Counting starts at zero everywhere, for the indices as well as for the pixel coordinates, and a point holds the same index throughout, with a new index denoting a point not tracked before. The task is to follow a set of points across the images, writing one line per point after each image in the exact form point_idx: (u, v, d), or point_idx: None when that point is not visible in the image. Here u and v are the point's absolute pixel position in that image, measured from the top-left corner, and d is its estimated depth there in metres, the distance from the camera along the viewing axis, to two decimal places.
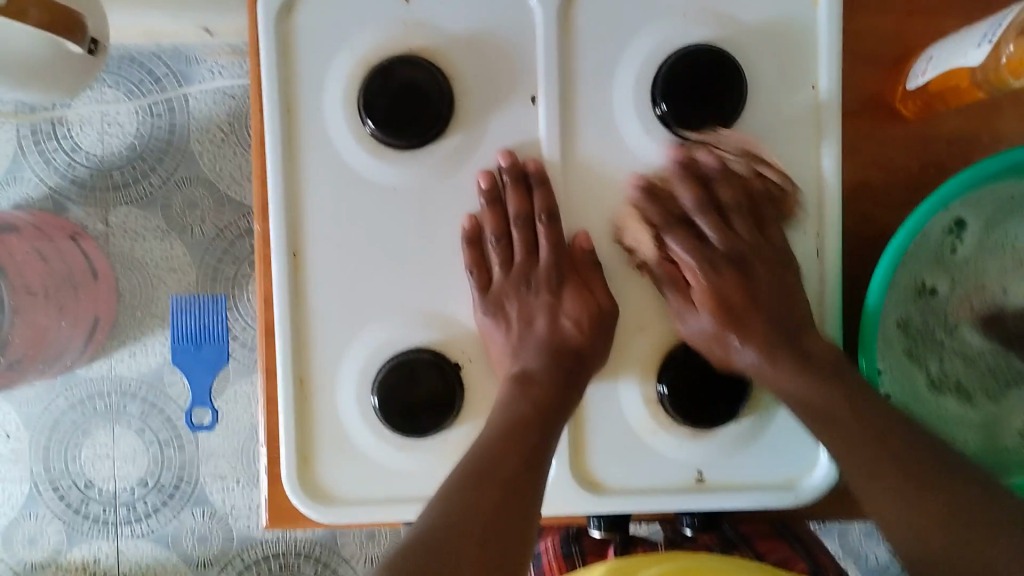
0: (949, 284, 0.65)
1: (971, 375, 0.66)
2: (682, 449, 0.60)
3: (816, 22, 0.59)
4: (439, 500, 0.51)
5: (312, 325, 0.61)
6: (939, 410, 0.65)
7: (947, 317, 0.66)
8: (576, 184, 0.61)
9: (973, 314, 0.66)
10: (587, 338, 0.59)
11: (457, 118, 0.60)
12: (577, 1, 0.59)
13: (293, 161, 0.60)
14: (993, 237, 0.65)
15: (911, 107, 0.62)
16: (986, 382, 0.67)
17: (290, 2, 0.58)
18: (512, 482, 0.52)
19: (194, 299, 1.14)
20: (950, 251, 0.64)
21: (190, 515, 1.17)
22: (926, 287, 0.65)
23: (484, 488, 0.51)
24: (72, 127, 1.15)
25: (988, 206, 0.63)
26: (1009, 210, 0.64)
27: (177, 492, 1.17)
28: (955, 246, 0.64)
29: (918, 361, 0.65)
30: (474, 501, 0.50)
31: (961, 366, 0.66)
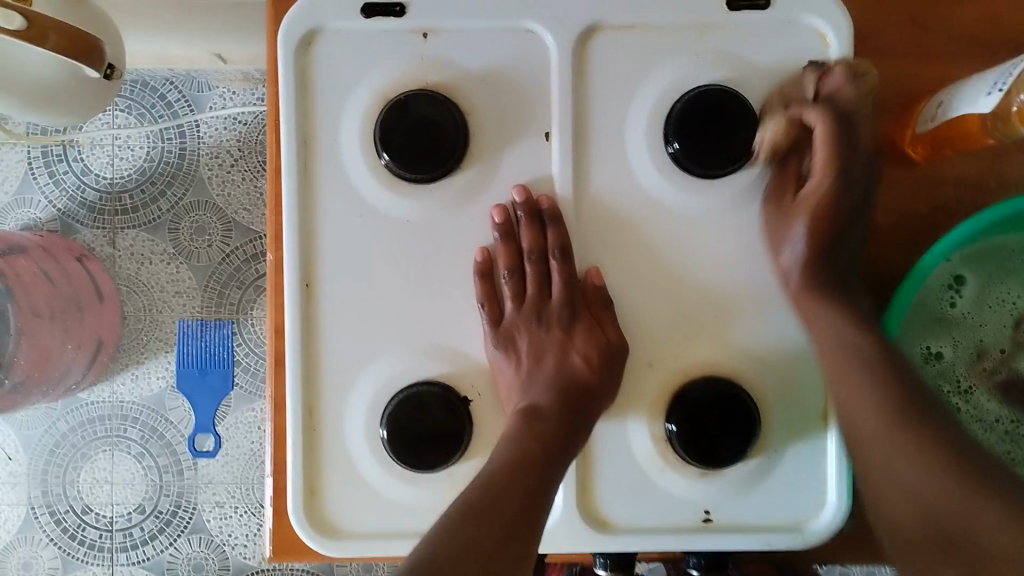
0: (952, 347, 0.64)
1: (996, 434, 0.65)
2: (689, 488, 0.60)
3: None
4: (434, 534, 0.51)
5: (322, 355, 0.61)
6: None
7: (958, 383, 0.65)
8: (588, 221, 0.61)
9: (987, 378, 0.65)
10: (596, 375, 0.59)
11: (473, 152, 0.60)
12: (593, 40, 0.60)
13: (308, 191, 0.60)
14: (994, 295, 0.64)
15: (922, 151, 0.63)
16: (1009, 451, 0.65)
17: (310, 35, 0.59)
18: (514, 520, 0.52)
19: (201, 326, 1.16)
20: (949, 309, 0.64)
21: (187, 542, 1.16)
22: (931, 352, 0.64)
23: (481, 525, 0.51)
24: (83, 150, 1.15)
25: (985, 262, 0.63)
26: (1008, 267, 0.64)
27: (174, 519, 1.16)
28: (954, 304, 0.64)
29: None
30: (470, 541, 0.50)
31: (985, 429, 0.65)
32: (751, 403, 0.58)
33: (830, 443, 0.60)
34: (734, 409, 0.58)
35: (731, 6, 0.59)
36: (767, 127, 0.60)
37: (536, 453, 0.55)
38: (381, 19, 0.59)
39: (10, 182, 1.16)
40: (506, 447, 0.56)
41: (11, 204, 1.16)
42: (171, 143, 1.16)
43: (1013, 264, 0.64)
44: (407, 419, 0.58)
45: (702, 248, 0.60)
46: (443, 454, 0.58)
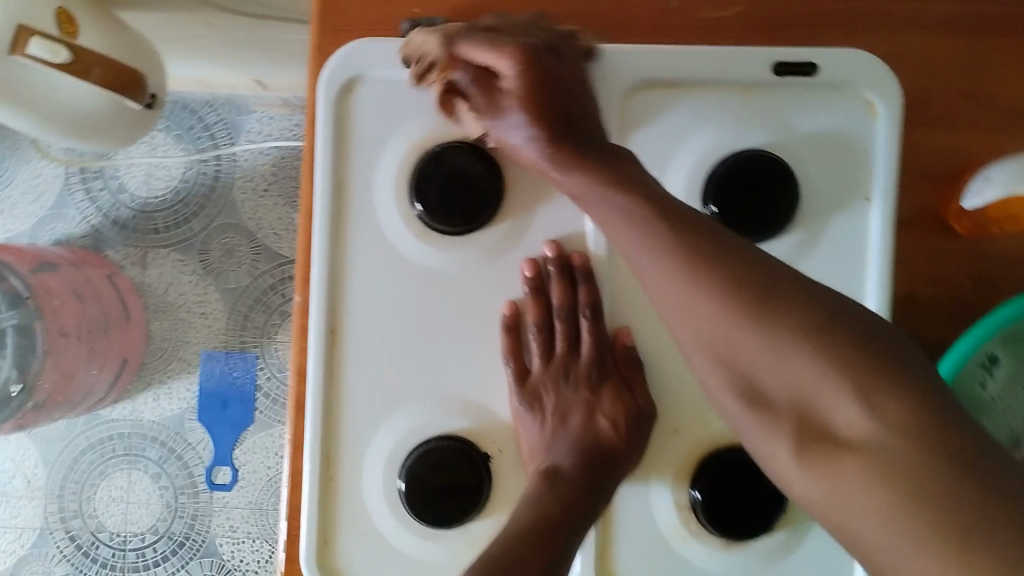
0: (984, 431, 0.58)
1: None
2: (712, 560, 0.58)
3: (874, 135, 0.58)
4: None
5: (345, 402, 0.60)
6: None
7: None
8: (622, 281, 0.60)
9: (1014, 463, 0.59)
10: (622, 440, 0.57)
11: (507, 205, 0.59)
12: (635, 96, 0.59)
13: (340, 237, 0.59)
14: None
15: (965, 225, 0.60)
16: None
17: (350, 80, 0.59)
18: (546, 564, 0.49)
19: (226, 356, 1.15)
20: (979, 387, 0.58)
21: (198, 566, 1.15)
22: None
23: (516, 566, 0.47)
24: (120, 168, 1.17)
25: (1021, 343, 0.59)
26: None
27: (186, 542, 1.15)
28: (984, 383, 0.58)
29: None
30: None
31: None
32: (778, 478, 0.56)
33: None
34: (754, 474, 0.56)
35: (779, 71, 0.58)
36: (810, 194, 0.59)
37: (558, 513, 0.52)
38: None
39: (47, 196, 1.17)
40: (523, 509, 0.53)
41: (46, 218, 1.17)
42: (206, 166, 1.17)
43: None
44: (422, 471, 0.57)
45: None
46: (460, 510, 0.57)
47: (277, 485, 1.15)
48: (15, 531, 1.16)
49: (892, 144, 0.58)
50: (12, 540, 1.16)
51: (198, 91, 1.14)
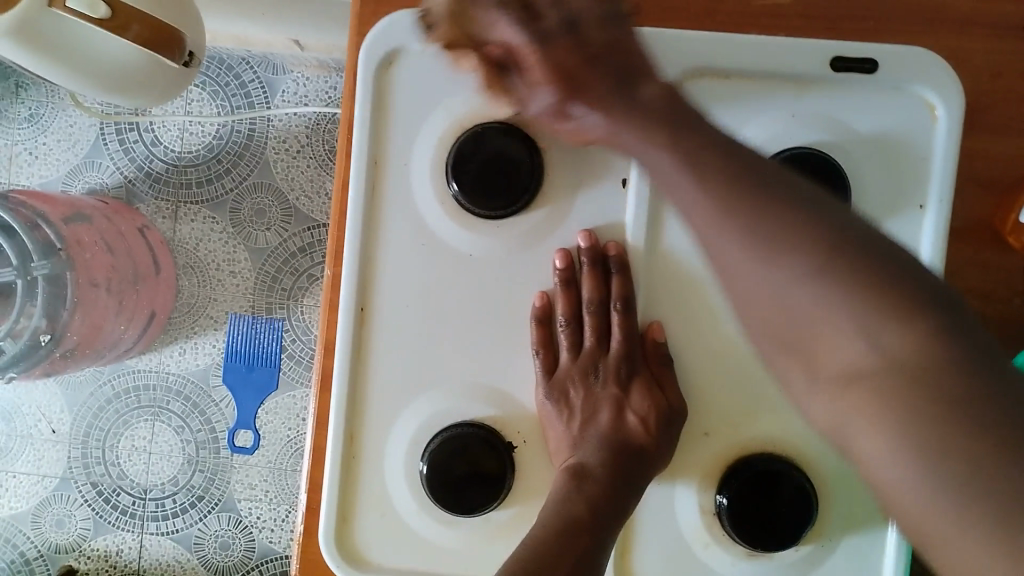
0: None
1: None
2: (734, 567, 0.57)
3: (931, 140, 0.56)
4: None
5: (370, 382, 0.59)
6: None
7: None
8: (659, 276, 0.58)
9: None
10: (653, 438, 0.56)
11: (546, 190, 0.57)
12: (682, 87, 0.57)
13: (373, 215, 0.58)
14: None
15: (1021, 241, 0.57)
16: None
17: (391, 54, 0.57)
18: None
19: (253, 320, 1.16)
20: None
21: (216, 520, 1.16)
22: None
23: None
24: (155, 121, 1.16)
25: None
26: None
27: (205, 496, 1.16)
28: None
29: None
30: None
31: None
32: (809, 491, 0.55)
33: (890, 535, 0.57)
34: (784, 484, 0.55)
35: (837, 66, 0.56)
36: (862, 197, 0.56)
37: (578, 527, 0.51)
38: None
39: (81, 145, 1.16)
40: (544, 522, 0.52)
41: (80, 167, 1.17)
42: (241, 124, 1.16)
43: None
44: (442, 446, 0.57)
45: None
46: (484, 499, 0.56)
47: (297, 446, 1.16)
48: (38, 474, 1.18)
49: (950, 151, 0.55)
50: (35, 482, 1.17)
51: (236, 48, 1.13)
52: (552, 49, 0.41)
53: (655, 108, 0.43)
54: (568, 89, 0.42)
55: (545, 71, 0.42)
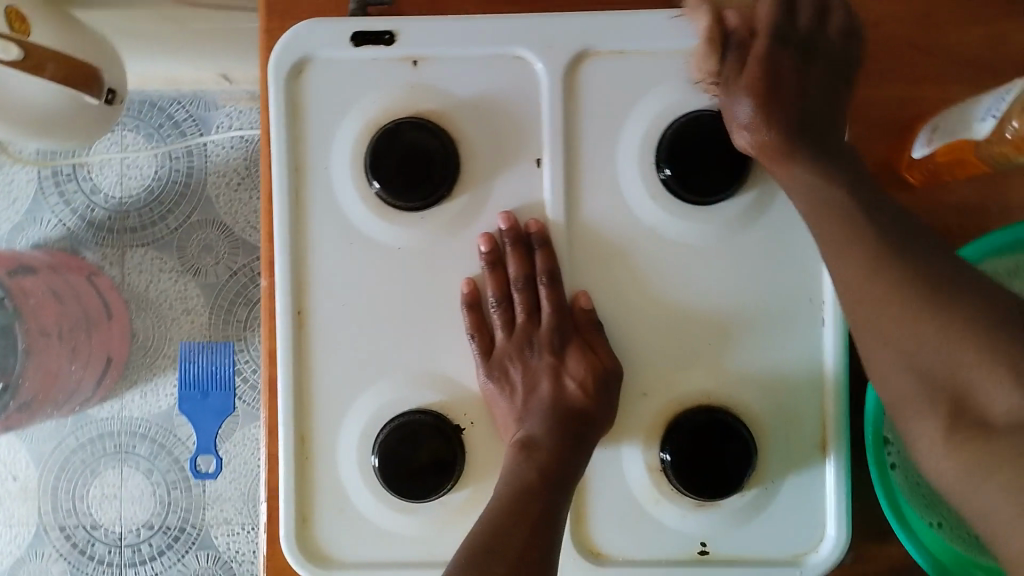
0: None
1: None
2: (685, 520, 0.59)
3: None
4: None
5: (315, 384, 0.61)
6: None
7: None
8: (581, 249, 0.60)
9: None
10: (592, 400, 0.58)
11: (465, 179, 0.60)
12: (584, 66, 0.59)
13: (301, 221, 0.60)
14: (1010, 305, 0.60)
15: (918, 176, 0.60)
16: None
17: (299, 64, 0.59)
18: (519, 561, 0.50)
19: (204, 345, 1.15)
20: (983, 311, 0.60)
21: (194, 558, 1.15)
22: None
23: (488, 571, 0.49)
24: (92, 170, 1.17)
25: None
26: None
27: (182, 535, 1.16)
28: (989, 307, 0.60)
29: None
30: None
31: None
32: (747, 438, 0.57)
33: (828, 470, 0.59)
34: (728, 435, 0.56)
35: None
36: None
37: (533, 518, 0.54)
38: (369, 47, 0.59)
39: (21, 201, 1.17)
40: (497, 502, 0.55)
41: (21, 223, 1.17)
42: (178, 163, 1.17)
43: None
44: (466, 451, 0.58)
45: (697, 276, 0.59)
46: (437, 481, 0.57)
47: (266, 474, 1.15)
48: (10, 532, 1.17)
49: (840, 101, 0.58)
50: (8, 541, 1.17)
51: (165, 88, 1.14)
52: (779, 54, 0.54)
53: (834, 148, 0.53)
54: (765, 102, 0.53)
55: (756, 65, 0.54)
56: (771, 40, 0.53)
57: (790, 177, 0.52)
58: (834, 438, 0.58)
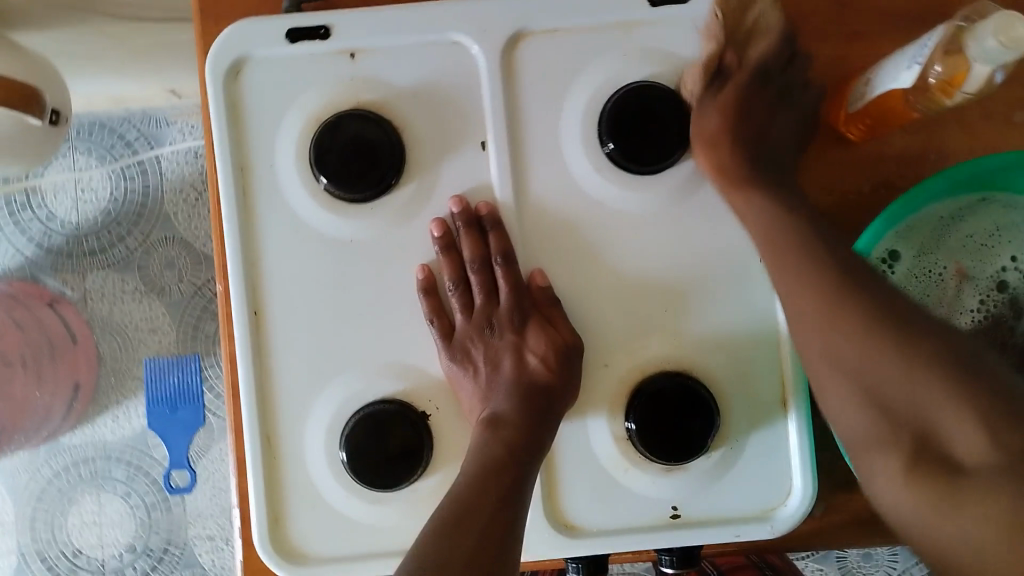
0: (908, 266, 0.63)
1: None
2: (655, 485, 0.60)
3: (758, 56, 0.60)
4: (416, 549, 0.50)
5: (278, 382, 0.61)
6: None
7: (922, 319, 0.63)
8: (532, 228, 0.61)
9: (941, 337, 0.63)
10: (555, 375, 0.59)
11: (412, 167, 0.60)
12: (520, 46, 0.60)
13: (250, 221, 0.60)
14: (961, 240, 0.64)
15: (856, 130, 0.61)
16: None
17: (237, 65, 0.59)
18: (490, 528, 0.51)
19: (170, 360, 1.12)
20: (938, 236, 0.64)
21: None
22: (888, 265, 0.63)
23: (459, 534, 0.50)
24: (46, 196, 1.15)
25: (982, 218, 0.64)
26: (995, 232, 0.64)
27: (165, 556, 1.15)
28: (945, 232, 0.64)
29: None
30: (449, 551, 0.49)
31: None
32: (710, 402, 0.58)
33: (790, 426, 0.60)
34: (694, 400, 0.57)
35: (655, 2, 0.59)
36: None
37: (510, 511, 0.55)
38: (306, 43, 0.59)
39: None
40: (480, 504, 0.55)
41: None
42: (134, 183, 1.16)
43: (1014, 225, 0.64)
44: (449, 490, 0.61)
45: (650, 245, 0.60)
46: (407, 469, 0.58)
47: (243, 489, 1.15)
48: None
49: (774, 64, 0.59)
50: None
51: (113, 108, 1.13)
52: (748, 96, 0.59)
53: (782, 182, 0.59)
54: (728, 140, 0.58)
55: (727, 100, 0.59)
56: (748, 85, 0.59)
57: (757, 220, 0.57)
58: (793, 394, 0.59)
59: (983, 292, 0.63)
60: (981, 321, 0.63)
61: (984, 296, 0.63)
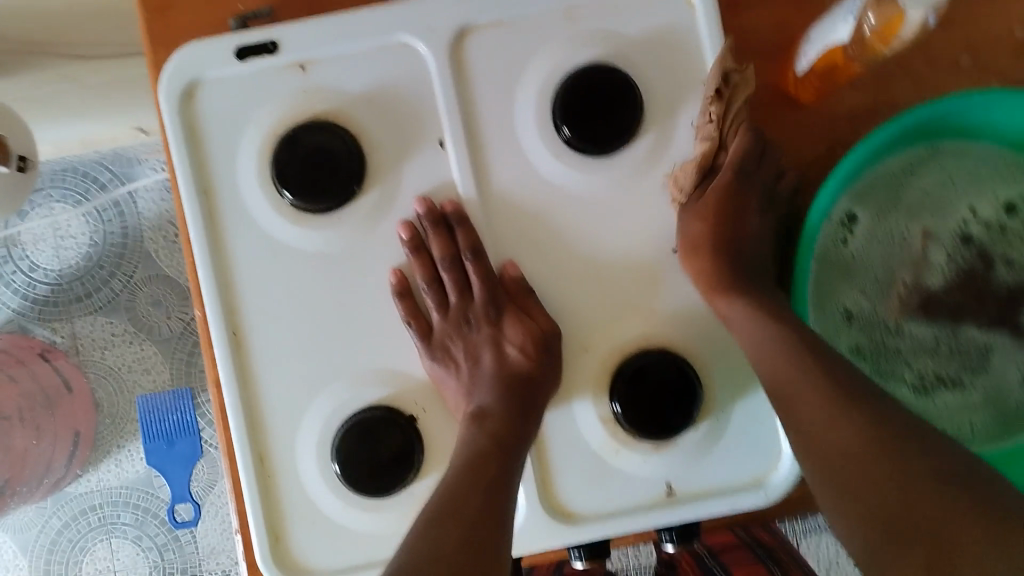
0: (870, 218, 0.71)
1: (941, 353, 0.71)
2: (647, 463, 0.65)
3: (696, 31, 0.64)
4: (407, 546, 0.54)
5: (277, 390, 0.65)
6: (927, 406, 0.71)
7: (891, 272, 0.71)
8: (498, 220, 0.66)
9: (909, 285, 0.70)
10: (532, 360, 0.64)
11: (374, 175, 0.65)
12: (467, 40, 0.64)
13: (223, 253, 0.65)
14: (915, 192, 0.71)
15: (807, 91, 0.66)
16: (940, 368, 0.71)
17: (190, 89, 0.64)
18: (477, 516, 0.55)
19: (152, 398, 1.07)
20: (897, 191, 0.71)
21: None
22: (850, 221, 0.71)
23: (444, 529, 0.54)
24: (27, 248, 1.16)
25: (933, 170, 0.71)
26: (947, 180, 0.71)
27: None
28: (903, 185, 0.71)
29: (888, 376, 0.71)
30: (438, 541, 0.53)
31: (930, 354, 0.71)
32: (692, 375, 0.62)
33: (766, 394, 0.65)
34: (683, 383, 0.62)
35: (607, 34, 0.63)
36: (650, 94, 0.64)
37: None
38: (255, 58, 0.64)
39: None
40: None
41: None
42: (112, 225, 1.16)
43: (966, 172, 0.71)
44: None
45: (607, 228, 0.65)
46: (399, 473, 0.63)
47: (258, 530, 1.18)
48: None
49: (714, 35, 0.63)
50: None
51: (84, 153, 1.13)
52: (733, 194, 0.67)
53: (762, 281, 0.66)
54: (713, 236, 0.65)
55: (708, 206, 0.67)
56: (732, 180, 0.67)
57: (742, 319, 0.62)
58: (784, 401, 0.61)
59: (949, 247, 0.71)
60: (950, 274, 0.70)
61: (949, 251, 0.71)
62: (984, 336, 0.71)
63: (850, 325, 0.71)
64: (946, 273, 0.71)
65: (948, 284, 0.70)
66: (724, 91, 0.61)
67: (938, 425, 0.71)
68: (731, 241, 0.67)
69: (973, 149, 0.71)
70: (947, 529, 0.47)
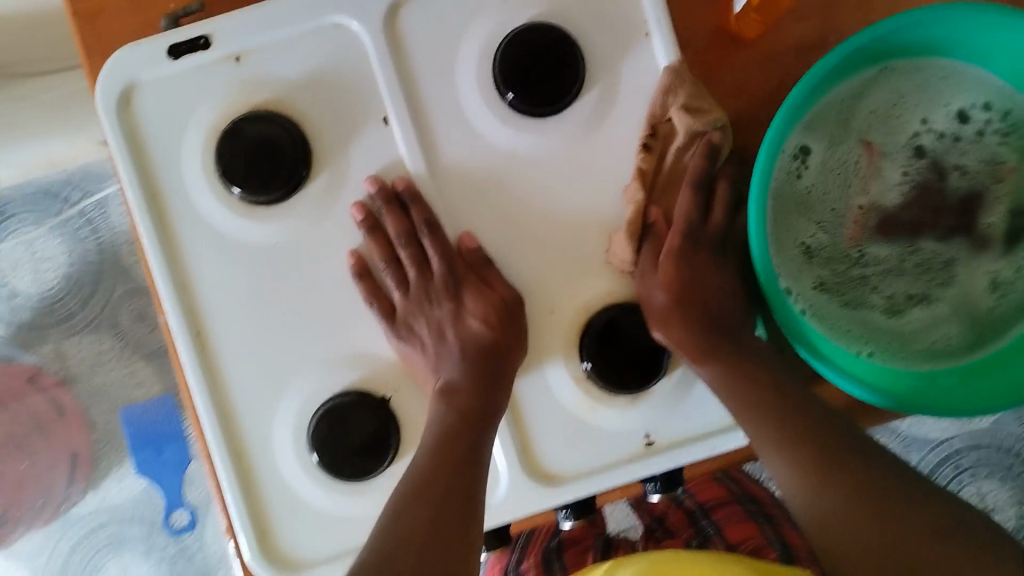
0: (826, 145, 0.92)
1: (908, 267, 0.95)
2: (621, 419, 0.88)
3: None
4: (378, 533, 0.72)
5: (272, 366, 0.86)
6: (904, 319, 0.95)
7: (851, 200, 0.93)
8: (448, 188, 0.87)
9: (869, 206, 0.93)
10: (493, 327, 0.84)
11: (321, 154, 0.85)
12: (399, 22, 0.84)
13: (174, 253, 0.85)
14: (872, 117, 0.93)
15: (741, 25, 0.86)
16: (910, 288, 0.95)
17: (127, 94, 0.84)
18: (458, 505, 0.75)
19: (143, 408, 1.19)
20: (846, 118, 0.92)
21: None
22: (804, 151, 0.92)
23: (412, 507, 0.74)
24: (7, 273, 1.23)
25: (884, 90, 0.92)
26: (896, 106, 0.93)
27: None
28: (852, 111, 0.92)
29: (858, 303, 0.94)
30: (410, 526, 0.72)
31: (897, 271, 0.95)
32: (662, 348, 0.87)
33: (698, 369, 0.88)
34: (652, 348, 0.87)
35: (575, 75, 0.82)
36: (594, 45, 0.85)
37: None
38: (189, 55, 0.83)
39: None
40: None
41: None
42: (87, 243, 1.23)
43: (909, 88, 0.92)
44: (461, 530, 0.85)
45: (542, 194, 0.87)
46: (371, 458, 0.85)
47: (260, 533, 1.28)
48: None
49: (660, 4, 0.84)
50: None
51: (49, 173, 1.20)
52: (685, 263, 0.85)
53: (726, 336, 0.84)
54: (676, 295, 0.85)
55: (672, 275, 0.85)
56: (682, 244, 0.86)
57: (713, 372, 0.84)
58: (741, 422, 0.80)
59: (904, 164, 0.93)
60: (906, 191, 0.93)
61: (904, 167, 0.93)
62: (946, 248, 0.95)
63: (811, 261, 0.93)
64: (902, 189, 0.94)
65: (905, 200, 0.93)
66: (657, 139, 0.86)
67: (915, 339, 0.94)
68: (691, 282, 0.85)
69: (921, 65, 0.91)
70: (922, 562, 0.65)
